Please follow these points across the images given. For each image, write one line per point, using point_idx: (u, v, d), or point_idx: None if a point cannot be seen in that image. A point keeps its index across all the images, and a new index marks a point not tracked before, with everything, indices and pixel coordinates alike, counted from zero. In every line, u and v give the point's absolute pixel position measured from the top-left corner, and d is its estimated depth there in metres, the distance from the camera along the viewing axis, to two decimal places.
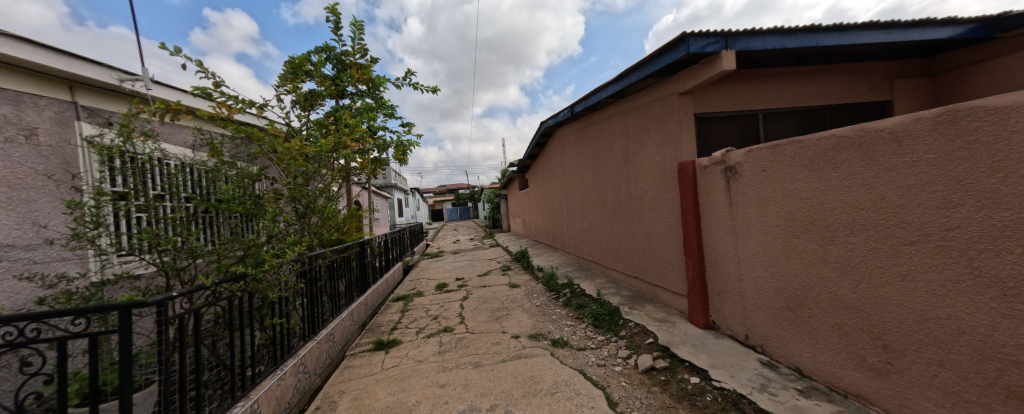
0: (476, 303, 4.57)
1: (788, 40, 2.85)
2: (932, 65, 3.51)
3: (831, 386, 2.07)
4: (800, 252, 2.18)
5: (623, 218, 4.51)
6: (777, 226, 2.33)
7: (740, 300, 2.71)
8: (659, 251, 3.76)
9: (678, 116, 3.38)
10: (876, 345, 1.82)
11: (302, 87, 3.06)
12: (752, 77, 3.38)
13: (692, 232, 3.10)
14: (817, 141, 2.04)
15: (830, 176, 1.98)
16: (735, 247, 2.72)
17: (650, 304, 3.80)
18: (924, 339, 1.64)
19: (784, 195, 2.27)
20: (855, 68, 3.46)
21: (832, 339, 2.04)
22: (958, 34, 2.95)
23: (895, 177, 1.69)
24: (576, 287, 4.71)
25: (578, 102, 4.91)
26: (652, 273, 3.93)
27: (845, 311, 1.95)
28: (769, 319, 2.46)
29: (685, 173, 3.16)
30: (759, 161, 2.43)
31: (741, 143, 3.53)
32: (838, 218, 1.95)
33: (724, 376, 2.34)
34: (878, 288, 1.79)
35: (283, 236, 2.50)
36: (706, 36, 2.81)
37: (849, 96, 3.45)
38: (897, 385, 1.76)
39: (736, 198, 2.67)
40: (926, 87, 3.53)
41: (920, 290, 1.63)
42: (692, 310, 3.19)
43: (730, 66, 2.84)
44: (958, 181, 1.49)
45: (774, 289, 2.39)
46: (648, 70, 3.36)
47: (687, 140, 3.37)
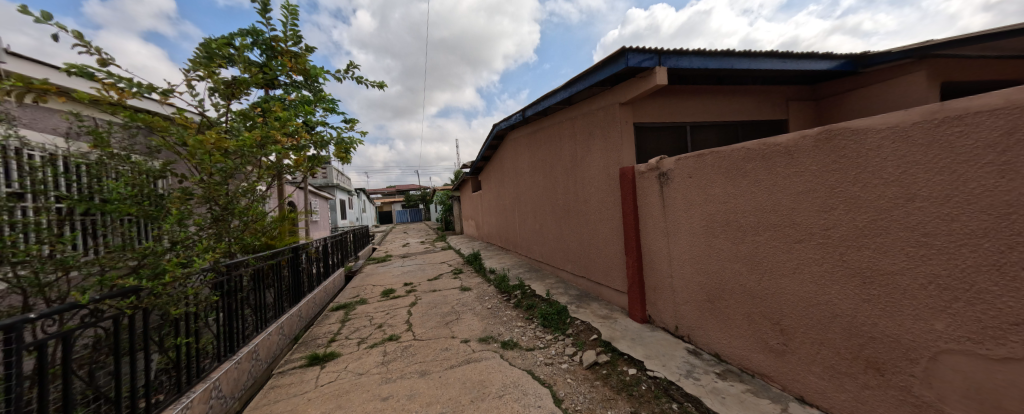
0: (424, 309, 4.43)
1: (709, 61, 3.20)
2: (816, 91, 4.17)
3: (742, 368, 2.35)
4: (719, 250, 2.45)
5: (571, 221, 4.70)
6: (701, 227, 2.59)
7: (671, 294, 2.98)
8: (603, 251, 3.97)
9: (619, 125, 3.63)
10: (775, 329, 2.11)
11: (219, 72, 2.71)
12: (680, 92, 3.73)
13: (632, 233, 3.34)
14: (731, 152, 2.32)
15: (741, 183, 2.26)
16: (667, 246, 2.98)
17: (595, 302, 3.99)
18: (809, 322, 1.93)
19: (706, 200, 2.54)
20: (761, 90, 3.99)
21: (743, 326, 2.32)
22: (834, 67, 3.53)
23: (788, 184, 1.98)
24: (527, 288, 4.80)
25: (529, 107, 5.04)
26: (597, 272, 4.15)
27: (754, 300, 2.22)
28: (694, 311, 2.74)
29: (626, 179, 3.37)
30: (686, 169, 2.69)
31: (671, 151, 3.87)
32: (747, 220, 2.23)
33: (656, 365, 2.54)
34: (776, 280, 2.08)
35: (191, 243, 2.21)
36: (642, 52, 3.06)
37: (755, 114, 3.97)
38: (789, 362, 2.05)
39: (668, 202, 2.93)
40: (811, 109, 4.18)
41: (806, 281, 1.92)
42: (631, 306, 3.41)
43: (662, 81, 3.11)
44: (832, 189, 1.77)
45: (699, 283, 2.66)
46: (592, 80, 3.55)
47: (627, 147, 3.62)
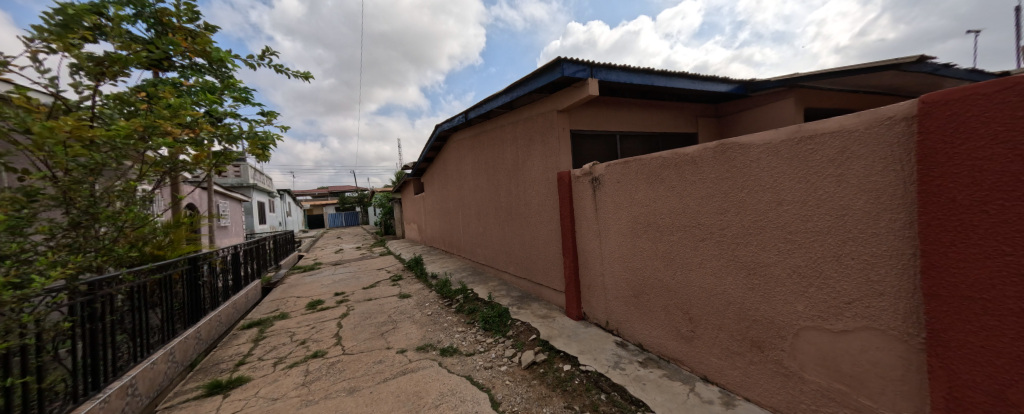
0: (356, 320, 4.15)
1: (633, 77, 3.51)
2: (718, 109, 4.81)
3: (661, 355, 2.61)
4: (642, 248, 2.68)
5: (513, 223, 4.79)
6: (627, 228, 2.82)
7: (603, 291, 3.19)
8: (543, 252, 4.11)
9: (557, 131, 3.79)
10: (686, 318, 2.37)
11: (84, 47, 2.27)
12: (609, 104, 4.04)
13: (568, 235, 3.50)
14: (650, 160, 2.56)
15: (659, 188, 2.51)
16: (599, 246, 3.19)
17: (535, 303, 4.10)
18: (711, 310, 2.20)
19: (631, 203, 2.77)
20: (676, 106, 4.48)
21: (661, 317, 2.57)
22: (731, 90, 4.11)
23: (694, 189, 2.24)
24: (469, 292, 4.76)
25: (471, 109, 5.04)
26: (537, 273, 4.28)
27: (670, 294, 2.47)
28: (621, 305, 2.96)
29: (563, 183, 3.53)
30: (614, 174, 2.91)
31: (603, 158, 4.15)
32: (664, 221, 2.48)
33: (589, 359, 2.70)
34: (687, 274, 2.34)
35: (27, 258, 1.88)
36: (575, 63, 3.25)
37: (672, 127, 4.45)
38: (696, 347, 2.33)
39: (600, 205, 3.13)
40: (715, 125, 4.82)
41: (710, 274, 2.19)
42: (568, 304, 3.57)
43: (594, 92, 3.33)
44: (726, 194, 2.05)
45: (626, 280, 2.89)
46: (531, 86, 3.68)
47: (563, 152, 3.79)
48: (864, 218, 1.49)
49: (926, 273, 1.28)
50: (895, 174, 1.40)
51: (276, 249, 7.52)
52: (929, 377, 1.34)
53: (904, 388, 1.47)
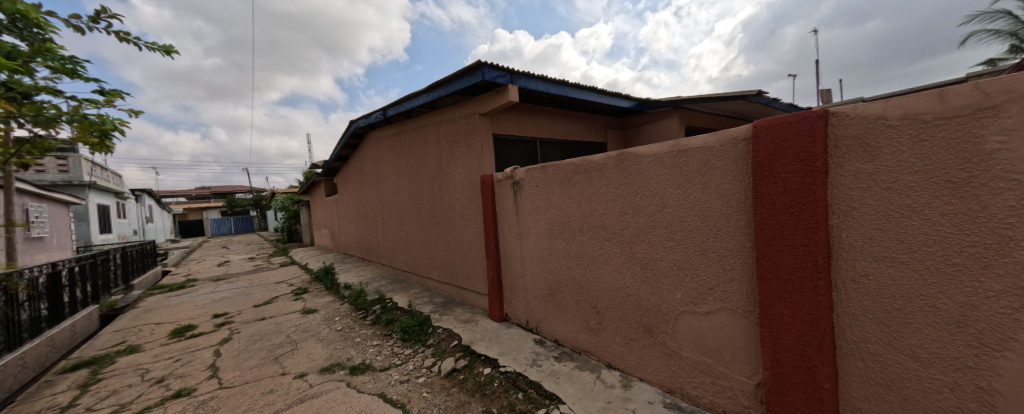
0: (241, 346, 3.56)
1: (550, 87, 3.75)
2: (623, 122, 5.41)
3: (574, 348, 2.80)
4: (558, 249, 2.85)
5: (436, 227, 4.67)
6: (545, 230, 2.96)
7: (523, 291, 3.30)
8: (467, 256, 4.09)
9: (480, 134, 3.82)
10: (594, 312, 2.59)
11: None
12: (528, 112, 4.24)
13: (491, 237, 3.53)
14: (563, 166, 2.74)
15: (572, 192, 2.69)
16: (520, 248, 3.28)
17: (458, 308, 4.05)
18: (615, 303, 2.44)
19: (548, 206, 2.92)
20: (588, 117, 4.91)
21: (573, 312, 2.76)
22: (632, 106, 4.65)
23: (601, 193, 2.47)
24: (388, 301, 4.48)
25: (390, 106, 4.79)
26: (461, 277, 4.23)
27: (581, 290, 2.68)
28: (540, 304, 3.10)
29: (486, 186, 3.55)
30: (533, 179, 3.04)
31: (524, 162, 4.32)
32: (577, 223, 2.66)
33: (509, 360, 2.76)
34: (595, 271, 2.55)
35: None
36: (496, 68, 3.33)
37: (585, 136, 4.86)
38: (603, 337, 2.56)
39: (521, 208, 3.23)
40: (620, 136, 5.40)
41: (614, 271, 2.42)
42: (491, 306, 3.61)
43: (514, 98, 3.46)
44: (625, 198, 2.30)
45: (544, 279, 3.03)
46: (453, 87, 3.65)
47: (487, 156, 3.83)
48: (721, 218, 1.82)
49: (760, 262, 1.65)
50: (739, 182, 1.74)
51: (122, 266, 6.07)
52: (761, 344, 1.72)
53: (748, 355, 1.81)
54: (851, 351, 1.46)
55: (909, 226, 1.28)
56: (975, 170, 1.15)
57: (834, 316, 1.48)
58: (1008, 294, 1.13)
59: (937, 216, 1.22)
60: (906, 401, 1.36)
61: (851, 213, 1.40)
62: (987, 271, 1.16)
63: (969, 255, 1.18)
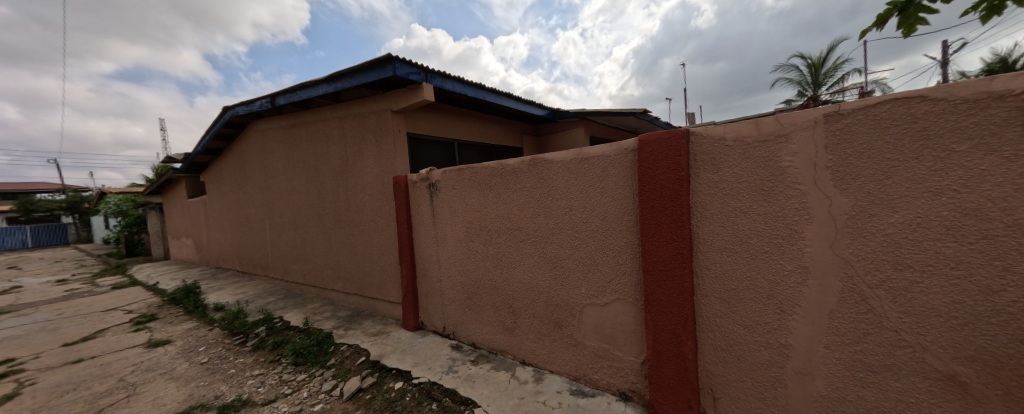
0: (37, 404, 2.65)
1: (467, 89, 3.75)
2: (537, 129, 5.70)
3: (491, 349, 2.81)
4: (476, 251, 2.81)
5: (340, 231, 4.21)
6: (463, 233, 2.90)
7: (439, 296, 3.19)
8: (377, 262, 3.77)
9: (392, 133, 3.57)
10: (510, 312, 2.64)
11: None
12: (443, 113, 4.15)
13: (406, 242, 3.32)
14: (481, 168, 2.72)
15: (490, 195, 2.68)
16: (437, 252, 3.16)
17: (368, 320, 3.71)
18: (529, 302, 2.51)
19: (466, 209, 2.86)
20: (503, 122, 5.04)
21: (491, 314, 2.77)
22: (545, 115, 4.92)
23: (516, 196, 2.52)
24: (276, 321, 3.87)
25: (281, 93, 4.17)
26: (369, 286, 3.90)
27: (497, 291, 2.70)
28: (457, 308, 3.03)
29: (400, 187, 3.32)
30: (451, 181, 2.94)
31: (441, 163, 4.20)
32: (495, 225, 2.66)
33: (423, 370, 2.61)
34: (512, 273, 2.59)
35: None
36: (408, 65, 3.16)
37: (500, 139, 4.98)
38: (518, 336, 2.62)
39: (437, 210, 3.10)
40: (534, 142, 5.68)
41: (530, 271, 2.49)
42: (404, 315, 3.40)
43: (429, 97, 3.35)
44: (538, 201, 2.39)
45: (461, 283, 2.96)
46: (359, 80, 3.34)
47: (401, 156, 3.60)
48: (617, 218, 2.03)
49: (644, 255, 1.89)
50: (630, 189, 1.96)
51: None
52: (644, 325, 1.97)
53: (637, 339, 2.04)
54: (708, 325, 1.78)
55: (741, 223, 1.63)
56: (774, 182, 1.54)
57: (694, 298, 1.79)
58: (793, 273, 1.53)
59: (755, 215, 1.60)
60: (739, 360, 1.71)
61: (705, 215, 1.73)
62: (784, 256, 1.54)
63: (772, 244, 1.57)
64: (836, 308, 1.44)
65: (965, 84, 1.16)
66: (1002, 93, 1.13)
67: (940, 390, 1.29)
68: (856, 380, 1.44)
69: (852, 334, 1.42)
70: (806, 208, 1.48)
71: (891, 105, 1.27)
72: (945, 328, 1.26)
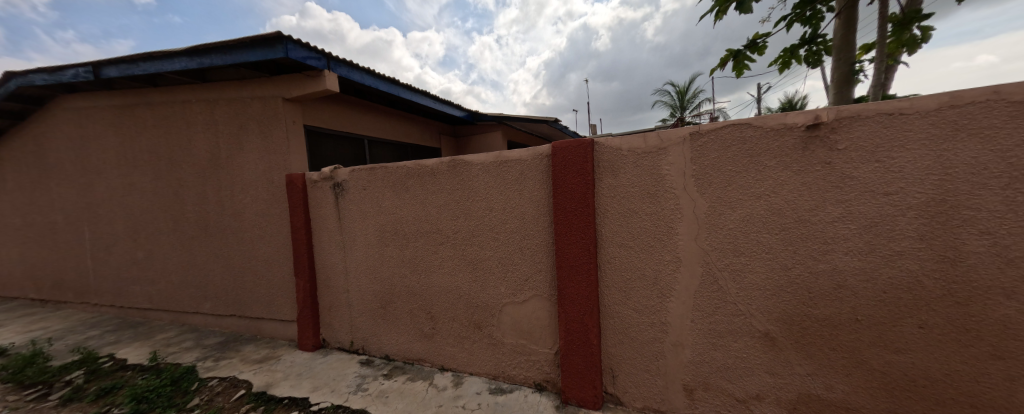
0: None
1: (379, 83, 3.61)
2: (456, 130, 5.66)
3: (406, 360, 2.68)
4: (389, 257, 2.64)
5: (207, 240, 3.47)
6: (375, 237, 2.69)
7: (346, 308, 2.90)
8: (264, 274, 3.24)
9: (285, 125, 3.12)
10: (427, 318, 2.55)
11: None
12: (348, 107, 3.81)
13: (303, 249, 2.92)
14: (395, 168, 2.57)
15: (405, 196, 2.55)
16: (343, 260, 2.86)
17: (249, 345, 3.19)
18: (447, 306, 2.47)
19: (377, 211, 2.67)
20: (418, 120, 4.87)
21: (406, 322, 2.64)
22: (464, 116, 4.91)
23: (434, 198, 2.45)
24: (103, 362, 2.98)
25: (111, 65, 3.26)
26: (253, 305, 3.33)
27: (413, 297, 2.58)
28: (367, 320, 2.81)
29: (295, 187, 2.90)
30: (360, 180, 2.71)
31: (347, 161, 3.83)
32: (411, 228, 2.54)
33: (324, 394, 2.34)
34: (430, 277, 2.51)
35: None
36: (304, 48, 2.85)
37: (415, 139, 4.80)
38: (435, 343, 2.55)
39: (343, 214, 2.82)
40: (451, 143, 5.62)
41: (448, 274, 2.44)
42: (301, 334, 3.00)
43: (333, 87, 3.12)
44: (457, 203, 2.36)
45: (373, 291, 2.75)
46: (238, 58, 2.86)
47: (296, 151, 3.17)
48: (534, 219, 2.13)
49: (557, 253, 2.03)
50: (542, 191, 2.09)
51: None
52: (557, 319, 2.11)
53: (550, 332, 2.17)
54: (610, 313, 1.99)
55: (636, 222, 1.87)
56: (658, 187, 1.81)
57: (599, 289, 1.98)
58: (672, 263, 1.82)
59: (646, 216, 1.85)
60: (634, 343, 1.95)
61: (607, 215, 1.93)
62: (666, 250, 1.82)
63: (657, 240, 1.84)
64: (699, 289, 1.77)
65: (774, 116, 1.56)
66: (795, 124, 1.54)
67: (760, 344, 1.68)
68: (712, 346, 1.77)
69: (709, 309, 1.76)
70: (679, 209, 1.78)
71: (731, 129, 1.64)
72: (766, 298, 1.65)
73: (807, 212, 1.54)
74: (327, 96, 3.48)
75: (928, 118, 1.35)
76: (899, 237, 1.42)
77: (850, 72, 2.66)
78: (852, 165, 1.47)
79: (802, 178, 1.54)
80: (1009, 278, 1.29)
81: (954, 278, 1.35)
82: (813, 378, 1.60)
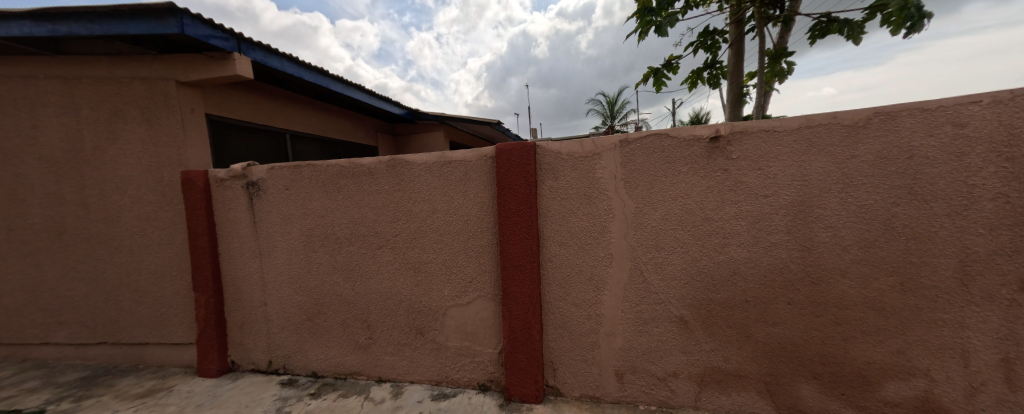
0: None
1: (304, 72, 3.33)
2: (394, 128, 5.41)
3: (337, 375, 2.48)
4: (317, 264, 2.42)
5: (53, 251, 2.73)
6: (299, 242, 2.44)
7: (264, 323, 2.58)
8: (148, 291, 2.70)
9: (179, 113, 2.67)
10: (363, 328, 2.39)
11: None
12: (263, 97, 3.41)
13: (205, 259, 2.51)
14: (326, 166, 2.36)
15: (336, 197, 2.36)
16: (259, 269, 2.54)
17: (127, 377, 2.65)
18: (385, 314, 2.34)
19: (303, 214, 2.42)
20: (349, 116, 4.54)
21: (338, 334, 2.44)
22: (403, 114, 4.72)
23: (371, 199, 2.31)
24: None
25: None
26: (136, 328, 2.76)
27: (346, 306, 2.40)
28: (289, 335, 2.53)
29: (195, 186, 2.48)
30: (281, 180, 2.43)
31: (262, 157, 3.41)
32: (343, 232, 2.36)
33: None
34: (365, 284, 2.35)
35: None
36: (204, 24, 2.51)
37: (346, 136, 4.46)
38: (371, 354, 2.40)
39: (260, 217, 2.50)
40: (389, 141, 5.36)
41: (385, 280, 2.32)
42: (202, 358, 2.58)
43: (245, 72, 2.81)
44: (396, 204, 2.26)
45: (297, 303, 2.49)
46: (114, 30, 2.41)
47: (193, 145, 2.73)
48: (478, 220, 2.13)
49: (501, 253, 2.06)
50: (485, 192, 2.11)
51: None
52: (501, 318, 2.14)
53: (493, 332, 2.19)
54: (551, 309, 2.08)
55: (575, 222, 1.99)
56: (593, 189, 1.96)
57: (541, 287, 2.07)
58: (604, 259, 1.97)
59: (583, 216, 1.98)
60: (571, 336, 2.07)
61: (548, 216, 2.02)
62: (599, 247, 1.97)
63: (592, 238, 1.98)
64: (628, 282, 1.95)
65: (687, 129, 1.80)
66: (701, 137, 1.79)
67: (675, 327, 1.91)
68: (638, 332, 1.97)
69: (635, 299, 1.95)
70: (611, 209, 1.94)
71: (653, 138, 1.85)
72: (680, 287, 1.88)
73: (710, 211, 1.80)
74: (237, 83, 3.08)
75: (793, 136, 1.68)
76: (775, 231, 1.74)
77: (739, 94, 3.17)
78: (743, 172, 1.75)
79: (707, 183, 1.80)
80: (845, 261, 1.66)
81: (811, 262, 1.70)
82: (715, 353, 1.87)
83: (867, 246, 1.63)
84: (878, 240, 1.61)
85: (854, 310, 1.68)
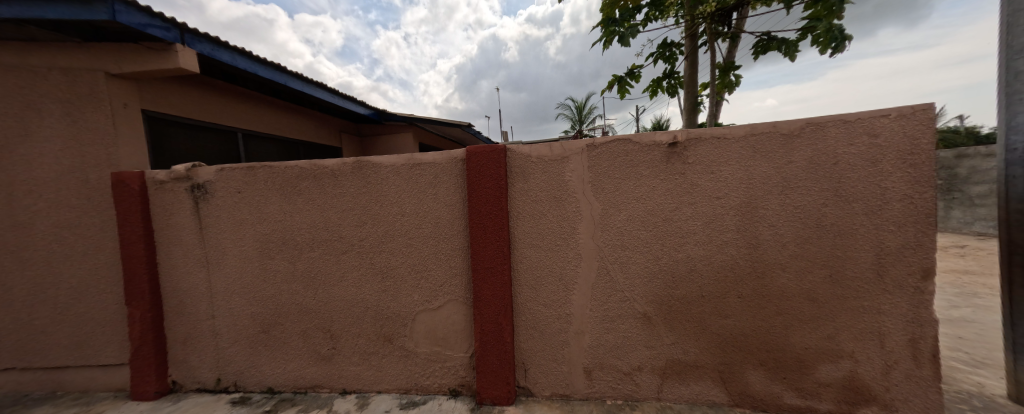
0: None
1: (258, 67, 3.14)
2: (359, 129, 5.22)
3: (296, 390, 2.34)
4: (274, 271, 2.28)
5: None
6: (253, 249, 2.29)
7: (212, 338, 2.38)
8: (70, 307, 2.39)
9: (108, 108, 2.41)
10: (325, 337, 2.28)
11: None
12: (210, 93, 3.16)
13: (142, 270, 2.28)
14: (284, 168, 2.24)
15: (295, 201, 2.24)
16: (206, 279, 2.34)
17: (42, 407, 2.33)
18: (350, 322, 2.25)
19: (258, 218, 2.27)
20: (309, 116, 4.32)
21: (297, 345, 2.31)
22: (369, 114, 4.57)
23: (335, 202, 2.21)
24: None
25: None
26: (53, 350, 2.44)
27: (308, 315, 2.28)
28: (242, 349, 2.35)
29: (129, 190, 2.24)
30: (232, 182, 2.27)
31: (209, 158, 3.15)
32: (302, 237, 2.24)
33: None
34: (328, 291, 2.25)
35: None
36: (139, 11, 2.29)
37: (306, 136, 4.24)
38: (334, 365, 2.29)
39: (207, 223, 2.31)
40: (354, 142, 5.16)
41: (350, 287, 2.23)
42: (136, 379, 2.33)
43: (190, 65, 2.60)
44: (361, 208, 2.19)
45: (250, 314, 2.32)
46: (19, 12, 2.10)
47: (125, 144, 2.47)
48: (448, 223, 2.11)
49: (472, 255, 2.06)
50: (455, 195, 2.09)
51: None
52: (472, 321, 2.13)
53: (463, 336, 2.17)
54: (521, 310, 2.11)
55: (543, 224, 2.04)
56: (561, 192, 2.01)
57: (512, 289, 2.08)
58: (572, 260, 2.03)
59: (551, 218, 2.03)
60: (541, 337, 2.11)
61: (518, 218, 2.05)
62: (568, 248, 2.03)
63: (560, 239, 2.03)
64: (595, 281, 2.02)
65: (650, 135, 1.90)
66: (660, 142, 1.90)
67: (639, 323, 2.00)
68: (605, 330, 2.04)
69: (602, 298, 2.02)
70: (579, 211, 2.00)
71: (617, 143, 1.94)
72: (642, 284, 1.98)
73: (670, 212, 1.92)
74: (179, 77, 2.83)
75: (741, 143, 1.84)
76: (727, 230, 1.88)
77: (694, 102, 3.39)
78: (698, 176, 1.88)
79: (666, 186, 1.91)
80: (784, 256, 1.83)
81: (757, 258, 1.86)
82: (676, 345, 1.99)
83: (802, 243, 1.81)
84: (812, 237, 1.80)
85: (793, 301, 1.85)
